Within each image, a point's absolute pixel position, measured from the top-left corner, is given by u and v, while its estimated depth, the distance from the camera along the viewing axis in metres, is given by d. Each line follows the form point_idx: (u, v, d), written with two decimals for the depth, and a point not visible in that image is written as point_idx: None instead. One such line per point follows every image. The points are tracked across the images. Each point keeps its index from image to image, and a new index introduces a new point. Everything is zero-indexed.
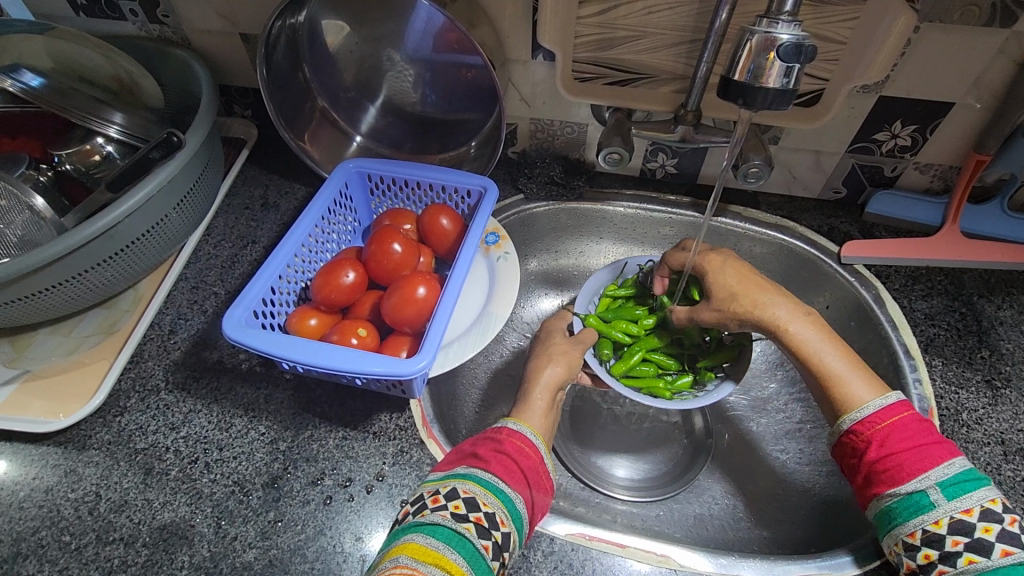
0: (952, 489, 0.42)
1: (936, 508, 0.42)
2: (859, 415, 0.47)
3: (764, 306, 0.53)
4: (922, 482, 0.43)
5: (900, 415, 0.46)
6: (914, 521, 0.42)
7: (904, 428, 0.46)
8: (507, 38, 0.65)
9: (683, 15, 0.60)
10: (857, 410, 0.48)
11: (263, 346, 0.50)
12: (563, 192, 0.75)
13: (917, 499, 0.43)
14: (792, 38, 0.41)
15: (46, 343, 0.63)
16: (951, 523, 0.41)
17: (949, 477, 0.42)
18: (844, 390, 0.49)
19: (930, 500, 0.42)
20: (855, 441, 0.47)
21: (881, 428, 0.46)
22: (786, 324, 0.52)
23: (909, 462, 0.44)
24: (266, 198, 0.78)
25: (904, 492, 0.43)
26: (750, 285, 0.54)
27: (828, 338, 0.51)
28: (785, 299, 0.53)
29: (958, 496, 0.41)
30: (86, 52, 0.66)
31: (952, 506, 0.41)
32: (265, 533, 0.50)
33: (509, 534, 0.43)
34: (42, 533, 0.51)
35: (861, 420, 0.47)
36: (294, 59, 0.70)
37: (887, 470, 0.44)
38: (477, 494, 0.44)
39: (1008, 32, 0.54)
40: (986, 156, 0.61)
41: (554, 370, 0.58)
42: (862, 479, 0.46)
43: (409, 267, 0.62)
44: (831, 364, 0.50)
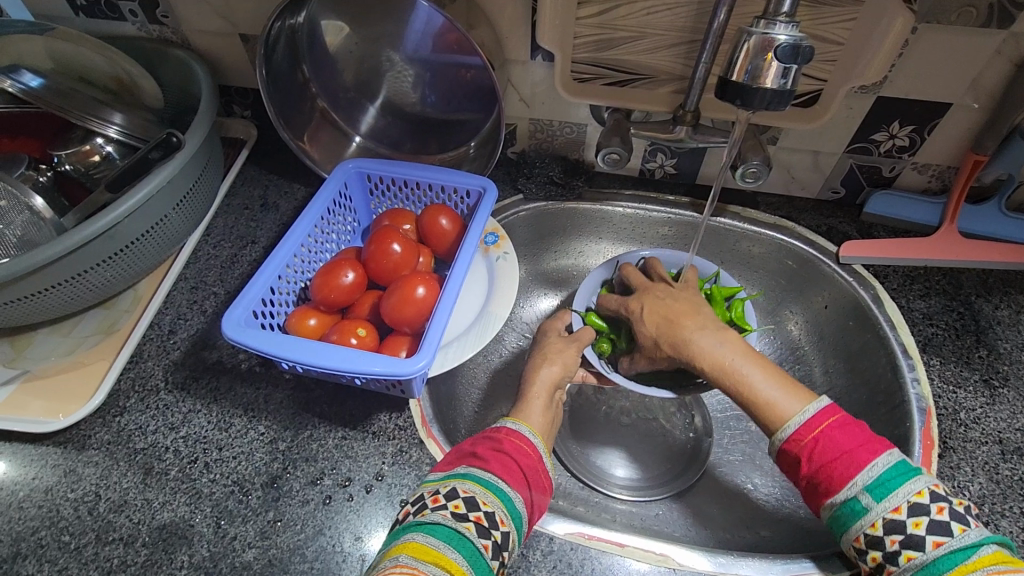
0: (879, 491, 0.41)
1: (869, 512, 0.41)
2: (784, 432, 0.45)
3: (687, 339, 0.51)
4: (852, 489, 0.42)
5: (823, 422, 0.45)
6: (854, 526, 0.42)
7: (830, 435, 0.44)
8: (506, 38, 0.66)
9: (682, 16, 0.60)
10: (789, 421, 0.46)
11: (262, 346, 0.50)
12: (562, 192, 0.76)
13: (851, 506, 0.42)
14: (789, 39, 0.41)
15: (46, 343, 0.63)
16: (886, 524, 0.41)
17: (875, 477, 0.42)
18: (772, 405, 0.47)
19: (862, 505, 0.42)
20: (786, 455, 0.46)
21: (805, 441, 0.44)
22: (707, 353, 0.50)
23: (837, 472, 0.43)
24: (266, 198, 0.78)
25: (839, 501, 0.42)
26: (670, 323, 0.54)
27: (750, 358, 0.49)
28: (706, 326, 0.52)
29: (885, 497, 0.41)
30: (86, 52, 0.66)
31: (882, 506, 0.41)
32: (265, 533, 0.50)
33: (508, 533, 0.43)
34: (41, 533, 0.51)
35: (788, 438, 0.45)
36: (294, 59, 0.70)
37: (820, 481, 0.43)
38: (477, 493, 0.44)
39: (1006, 33, 0.54)
40: (983, 157, 0.61)
41: (551, 369, 0.59)
42: (805, 490, 0.45)
43: (409, 268, 0.62)
44: (756, 384, 0.48)
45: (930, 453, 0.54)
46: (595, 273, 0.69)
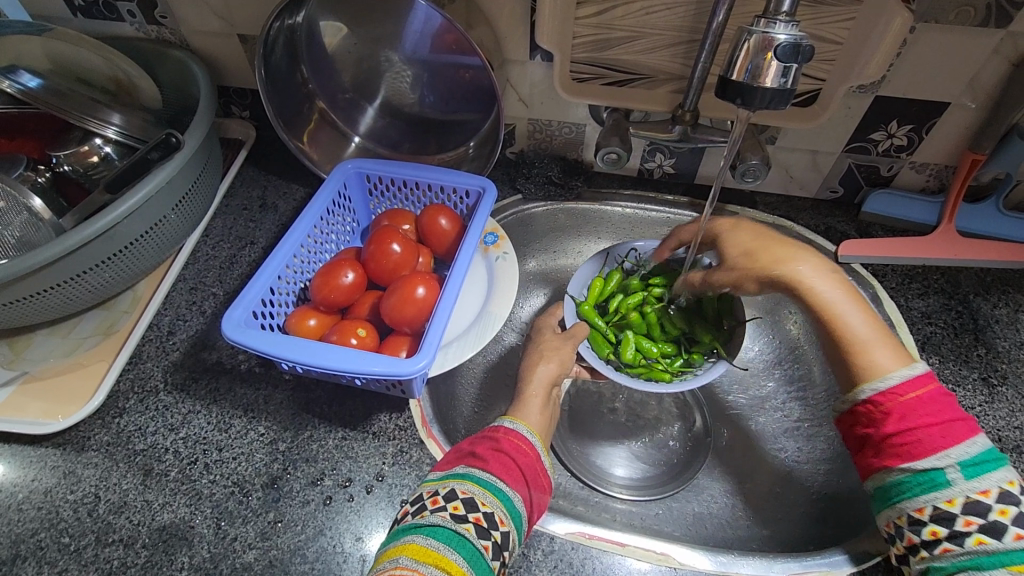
0: (972, 469, 0.40)
1: (951, 486, 0.40)
2: (882, 384, 0.44)
3: (785, 264, 0.49)
4: (942, 459, 0.41)
5: (926, 385, 0.43)
6: (925, 497, 0.41)
7: (929, 401, 0.43)
8: (505, 38, 0.66)
9: (681, 16, 0.60)
10: (879, 379, 0.44)
11: (262, 346, 0.50)
12: (562, 192, 0.76)
13: (932, 475, 0.41)
14: (789, 38, 0.41)
15: (45, 344, 0.63)
16: (965, 503, 0.40)
17: (973, 455, 0.41)
18: (869, 358, 0.45)
19: (947, 478, 0.41)
20: (870, 411, 0.44)
21: (904, 400, 0.43)
22: (810, 282, 0.48)
23: (931, 437, 0.41)
24: (265, 199, 0.78)
25: (919, 468, 0.42)
26: (766, 245, 0.52)
27: (854, 301, 0.48)
28: (811, 256, 0.49)
29: (977, 477, 0.40)
30: (84, 53, 0.66)
31: (970, 485, 0.40)
32: (265, 534, 0.50)
33: (508, 533, 0.43)
34: (41, 535, 0.51)
35: (883, 390, 0.44)
36: (293, 60, 0.70)
37: (905, 444, 0.42)
38: (476, 494, 0.44)
39: (1003, 32, 0.54)
40: (981, 156, 0.61)
41: (547, 366, 0.59)
42: (870, 450, 0.45)
43: (409, 268, 0.62)
44: (856, 329, 0.46)
45: None
46: (584, 269, 0.70)
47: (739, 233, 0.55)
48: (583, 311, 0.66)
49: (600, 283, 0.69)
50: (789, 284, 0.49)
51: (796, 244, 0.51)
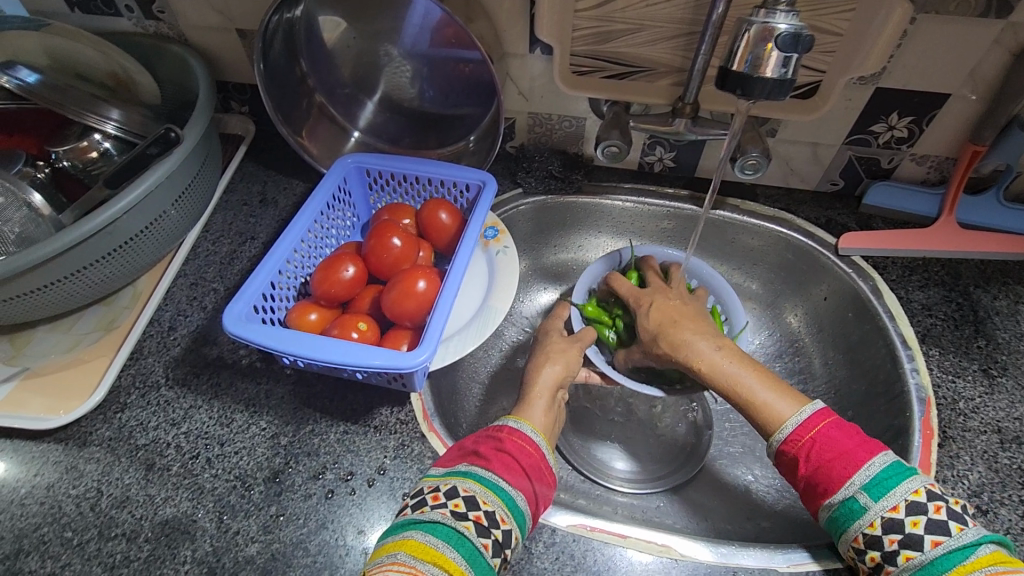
0: (877, 490, 0.42)
1: (867, 511, 0.42)
2: (783, 434, 0.47)
3: (686, 342, 0.54)
4: (850, 488, 0.43)
5: (818, 424, 0.47)
6: (853, 526, 0.43)
7: (826, 437, 0.46)
8: (504, 31, 0.65)
9: (680, 8, 0.60)
10: (784, 424, 0.48)
11: (263, 341, 0.50)
12: (561, 185, 0.75)
13: (849, 505, 0.43)
14: (790, 28, 0.41)
15: (46, 340, 0.63)
16: (884, 523, 0.42)
17: (872, 477, 0.43)
18: (768, 410, 0.49)
19: (861, 504, 0.43)
20: (784, 457, 0.47)
21: (803, 442, 0.46)
22: (704, 359, 0.53)
23: (834, 473, 0.44)
24: (265, 194, 0.78)
25: (838, 500, 0.44)
26: (672, 321, 0.56)
27: (730, 357, 0.52)
28: (703, 333, 0.54)
29: (884, 495, 0.42)
30: (83, 49, 0.65)
31: (881, 505, 0.42)
32: (267, 527, 0.50)
33: (510, 531, 0.44)
34: (44, 529, 0.51)
35: (785, 439, 0.47)
36: (291, 54, 0.70)
37: (818, 482, 0.45)
38: (477, 493, 0.44)
39: (1004, 23, 0.54)
40: (981, 148, 0.61)
41: (553, 368, 0.59)
42: (803, 494, 0.47)
43: (409, 262, 0.62)
44: (755, 389, 0.50)
45: (929, 443, 0.54)
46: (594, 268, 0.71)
47: (662, 304, 0.58)
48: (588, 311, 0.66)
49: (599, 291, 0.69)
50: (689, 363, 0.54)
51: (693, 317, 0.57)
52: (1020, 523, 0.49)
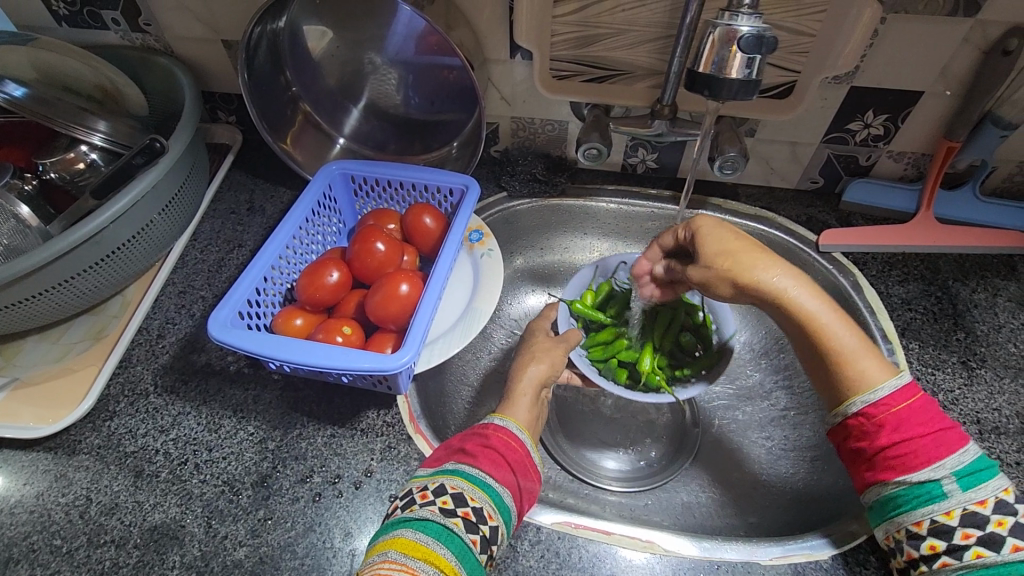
0: (968, 479, 0.40)
1: (949, 498, 0.40)
2: (873, 397, 0.43)
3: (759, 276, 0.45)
4: (937, 471, 0.41)
5: (915, 394, 0.43)
6: (922, 510, 0.41)
7: (919, 410, 0.43)
8: (485, 38, 0.66)
9: (657, 12, 0.61)
10: (868, 392, 0.44)
11: (248, 346, 0.50)
12: (545, 189, 0.76)
13: (929, 488, 0.41)
14: (752, 29, 0.42)
15: (35, 350, 0.64)
16: (963, 515, 0.39)
17: (966, 465, 0.40)
18: (854, 369, 0.44)
19: (943, 490, 0.40)
20: (863, 424, 0.44)
21: (895, 412, 0.43)
22: (791, 296, 0.45)
23: (921, 449, 0.41)
24: (253, 202, 0.78)
25: (915, 480, 0.41)
26: (744, 248, 0.47)
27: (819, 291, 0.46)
28: (782, 261, 0.46)
29: (973, 487, 0.40)
30: (69, 62, 0.66)
31: (967, 496, 0.40)
32: (255, 531, 0.51)
33: (497, 527, 0.44)
34: (33, 537, 0.51)
35: (873, 402, 0.43)
36: (276, 64, 0.71)
37: (898, 459, 0.42)
38: (465, 490, 0.44)
39: (972, 22, 0.55)
40: (955, 143, 0.63)
41: (539, 367, 0.59)
42: (867, 467, 0.44)
43: (394, 266, 0.62)
44: (844, 338, 0.45)
45: None
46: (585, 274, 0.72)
47: (720, 231, 0.49)
48: (577, 308, 0.68)
49: (591, 295, 0.70)
50: (770, 298, 0.45)
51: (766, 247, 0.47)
52: None
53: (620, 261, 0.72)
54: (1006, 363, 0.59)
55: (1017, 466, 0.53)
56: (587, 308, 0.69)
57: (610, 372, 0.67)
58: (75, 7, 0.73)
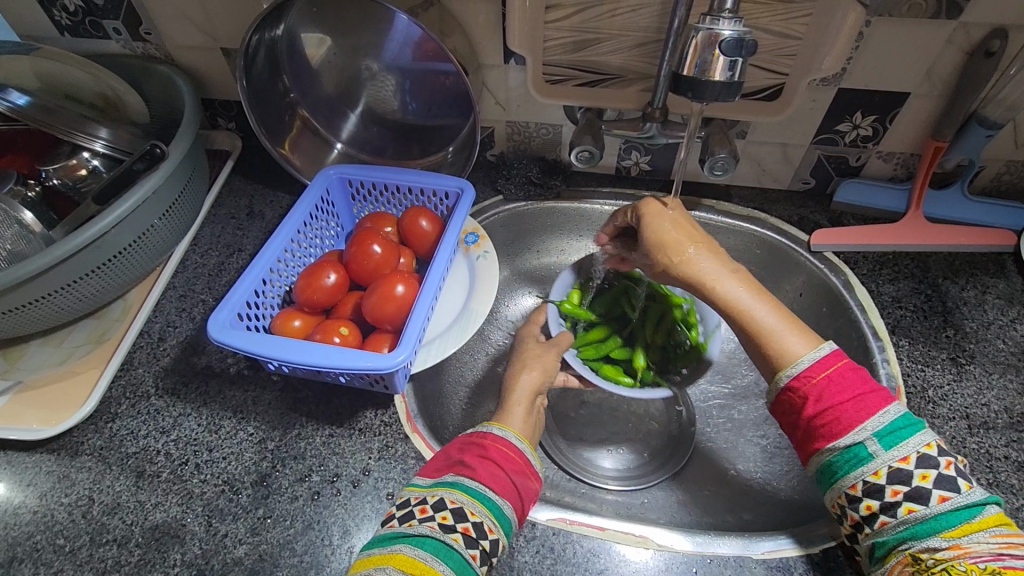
0: (889, 439, 0.42)
1: (875, 459, 0.42)
2: (794, 370, 0.46)
3: (689, 261, 0.53)
4: (860, 434, 0.43)
5: (834, 364, 0.45)
6: (854, 474, 0.42)
7: (840, 377, 0.45)
8: (480, 43, 0.68)
9: (647, 17, 0.62)
10: (791, 364, 0.46)
11: (248, 347, 0.51)
12: (540, 191, 0.77)
13: (855, 451, 0.42)
14: (733, 33, 0.43)
15: (38, 354, 0.65)
16: (890, 473, 0.41)
17: (882, 423, 0.42)
18: (775, 345, 0.48)
19: (869, 452, 0.42)
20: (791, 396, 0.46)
21: (816, 381, 0.45)
22: (712, 283, 0.52)
23: (844, 415, 0.43)
24: (252, 207, 0.80)
25: (843, 445, 0.43)
26: (684, 239, 0.54)
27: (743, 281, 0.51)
28: (714, 253, 0.53)
29: (896, 445, 0.41)
30: (72, 70, 0.68)
31: (891, 455, 0.41)
32: (255, 529, 0.52)
33: (497, 539, 0.45)
34: (36, 537, 0.52)
35: (797, 375, 0.46)
36: (274, 71, 0.72)
37: (824, 425, 0.44)
38: (465, 504, 0.45)
39: (956, 23, 0.56)
40: (942, 143, 0.64)
41: (530, 375, 0.60)
42: (800, 437, 0.46)
43: (390, 268, 0.63)
44: (764, 318, 0.49)
45: None
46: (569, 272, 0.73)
47: (668, 219, 0.55)
48: (566, 307, 0.69)
49: (576, 294, 0.71)
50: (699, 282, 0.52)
51: (706, 238, 0.54)
52: None
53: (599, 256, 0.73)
54: (995, 359, 0.60)
55: (1005, 459, 0.53)
56: (574, 307, 0.70)
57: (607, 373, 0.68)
58: (77, 17, 0.74)
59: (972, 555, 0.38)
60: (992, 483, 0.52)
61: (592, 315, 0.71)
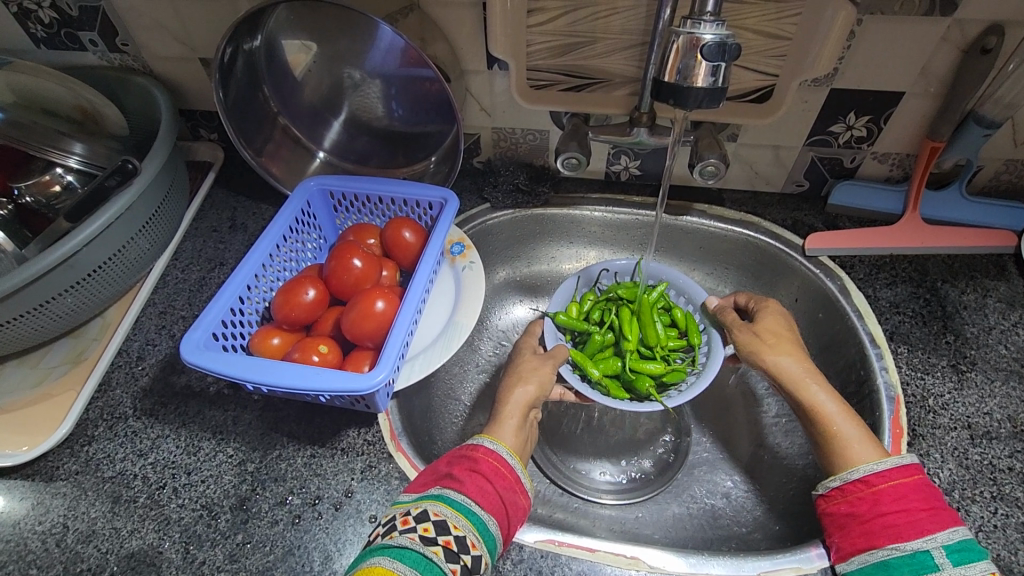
0: (959, 556, 0.42)
1: (939, 570, 0.42)
2: (877, 467, 0.48)
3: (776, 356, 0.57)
4: (929, 542, 0.43)
5: (912, 477, 0.47)
6: None
7: (916, 490, 0.46)
8: (462, 49, 0.66)
9: (633, 19, 0.60)
10: (867, 465, 0.48)
11: (219, 367, 0.49)
12: (529, 199, 0.75)
13: (921, 558, 0.43)
14: (715, 37, 0.42)
15: (14, 375, 0.63)
16: None
17: (953, 542, 0.43)
18: (849, 451, 0.50)
19: (935, 562, 0.42)
20: (858, 490, 0.47)
21: (893, 485, 0.46)
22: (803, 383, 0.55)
23: (917, 522, 0.44)
24: (235, 219, 0.78)
25: (910, 548, 0.43)
26: (778, 334, 0.59)
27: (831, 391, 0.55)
28: (801, 357, 0.57)
29: (964, 563, 0.41)
30: (46, 84, 0.66)
31: (957, 572, 0.41)
32: (233, 556, 0.50)
33: (480, 556, 0.43)
34: (8, 567, 0.50)
35: (877, 472, 0.48)
36: (254, 80, 0.70)
37: (890, 526, 0.45)
38: (449, 517, 0.44)
39: (950, 20, 0.55)
40: (939, 143, 0.62)
41: (525, 389, 0.58)
42: (853, 536, 0.46)
43: (371, 282, 0.61)
44: (848, 428, 0.52)
45: (900, 442, 0.54)
46: (567, 284, 0.71)
47: (775, 316, 0.61)
48: (560, 319, 0.66)
49: (576, 306, 0.69)
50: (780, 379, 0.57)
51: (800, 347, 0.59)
52: (991, 519, 0.49)
53: (602, 268, 0.72)
54: (997, 365, 0.58)
55: (1009, 471, 0.51)
56: (572, 320, 0.67)
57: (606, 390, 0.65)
58: (53, 29, 0.73)
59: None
60: (996, 496, 0.50)
61: (589, 326, 0.68)
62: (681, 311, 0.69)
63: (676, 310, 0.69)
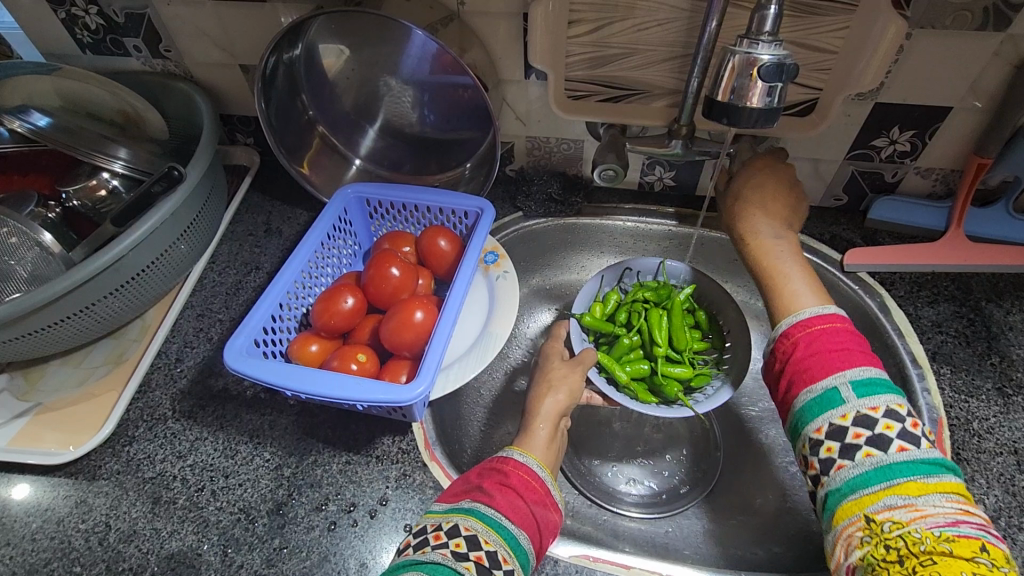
0: (863, 388, 0.42)
1: (845, 404, 0.42)
2: (801, 316, 0.47)
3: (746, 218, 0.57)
4: (836, 378, 0.43)
5: (830, 321, 0.46)
6: (821, 416, 0.42)
7: (835, 332, 0.45)
8: (500, 59, 0.66)
9: (674, 31, 0.60)
10: (795, 314, 0.48)
11: (264, 375, 0.50)
12: (562, 209, 0.75)
13: (829, 395, 0.42)
14: (773, 58, 0.41)
15: (58, 374, 0.65)
16: (856, 417, 0.41)
17: (861, 377, 0.42)
18: (784, 305, 0.49)
19: (841, 397, 0.42)
20: (783, 343, 0.47)
21: (811, 330, 0.46)
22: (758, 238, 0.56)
23: (830, 361, 0.44)
24: (270, 224, 0.79)
25: (818, 389, 0.43)
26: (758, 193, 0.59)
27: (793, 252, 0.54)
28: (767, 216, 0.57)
29: (868, 395, 0.41)
30: (92, 89, 0.67)
31: (861, 403, 0.41)
32: (270, 560, 0.51)
33: (512, 571, 0.43)
34: (53, 564, 0.51)
35: (799, 321, 0.47)
36: (293, 88, 0.71)
37: (805, 371, 0.45)
38: (479, 531, 0.44)
39: (1003, 35, 0.53)
40: (987, 160, 0.60)
41: (556, 398, 0.58)
42: (783, 389, 0.46)
43: (408, 291, 0.62)
44: (792, 280, 0.51)
45: None
46: (590, 285, 0.70)
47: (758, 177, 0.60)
48: (586, 320, 0.66)
49: (599, 306, 0.68)
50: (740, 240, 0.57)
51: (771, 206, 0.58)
52: None
53: (625, 267, 0.70)
54: None
55: None
56: (596, 320, 0.67)
57: (635, 394, 0.64)
58: (99, 35, 0.74)
59: (927, 519, 0.36)
60: None
61: (615, 328, 0.68)
62: (704, 313, 0.69)
63: (699, 311, 0.69)
